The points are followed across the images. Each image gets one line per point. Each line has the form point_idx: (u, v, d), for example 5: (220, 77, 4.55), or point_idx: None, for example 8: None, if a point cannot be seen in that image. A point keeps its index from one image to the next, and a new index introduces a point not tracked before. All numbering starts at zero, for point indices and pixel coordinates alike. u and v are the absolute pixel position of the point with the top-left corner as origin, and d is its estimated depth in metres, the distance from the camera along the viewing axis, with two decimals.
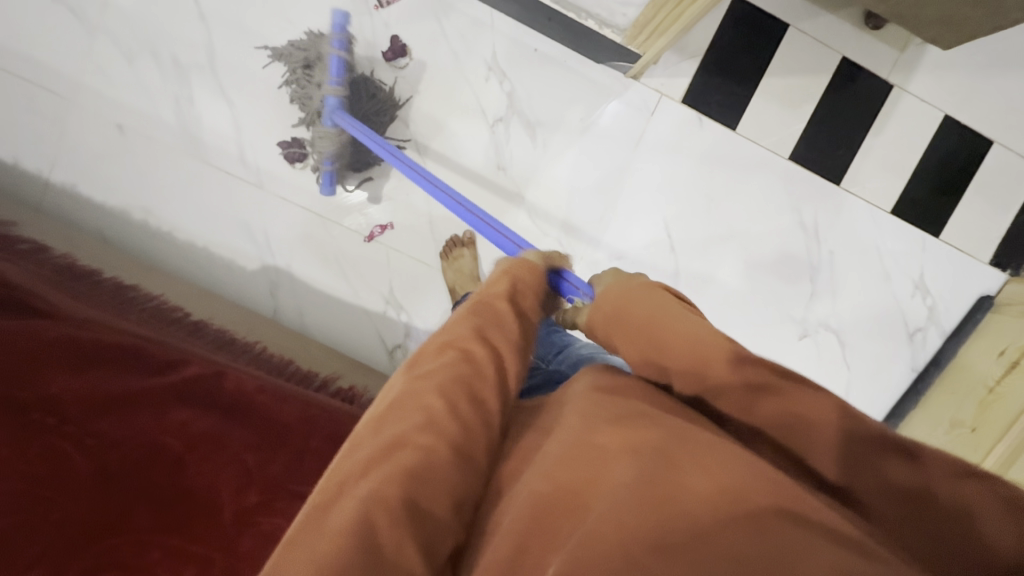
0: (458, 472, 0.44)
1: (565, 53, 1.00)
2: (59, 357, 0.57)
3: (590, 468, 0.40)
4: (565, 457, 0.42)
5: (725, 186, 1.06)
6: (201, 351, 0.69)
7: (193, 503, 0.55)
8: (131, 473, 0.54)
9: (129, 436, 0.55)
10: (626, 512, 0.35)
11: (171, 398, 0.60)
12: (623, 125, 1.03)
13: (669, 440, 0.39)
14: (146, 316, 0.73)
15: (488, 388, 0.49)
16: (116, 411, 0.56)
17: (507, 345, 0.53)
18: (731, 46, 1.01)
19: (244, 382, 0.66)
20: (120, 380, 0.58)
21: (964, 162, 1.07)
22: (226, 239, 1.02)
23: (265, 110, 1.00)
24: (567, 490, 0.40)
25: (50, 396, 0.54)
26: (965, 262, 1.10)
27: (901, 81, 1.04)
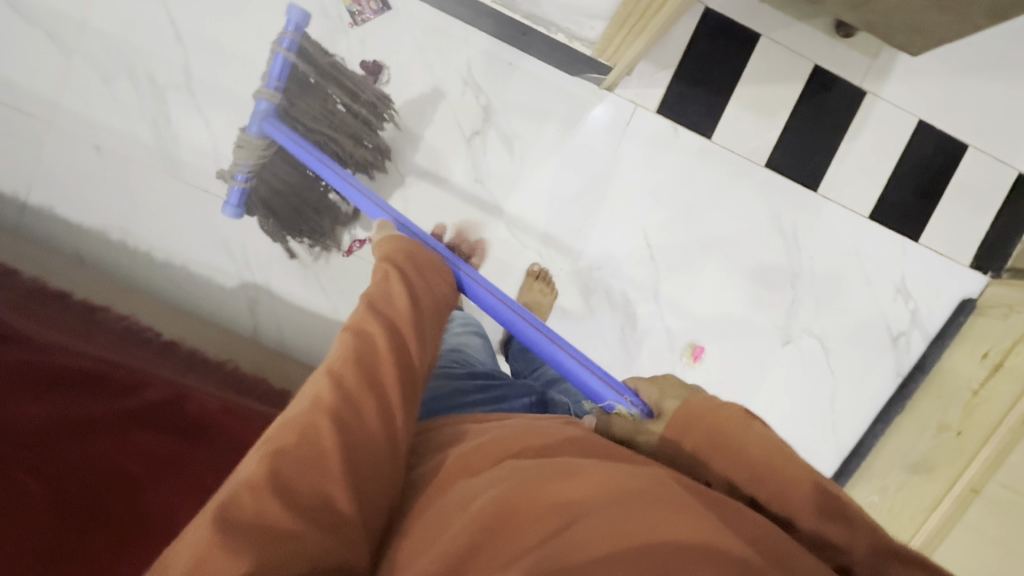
0: (352, 440, 0.46)
1: (540, 67, 1.00)
2: (17, 383, 0.56)
3: (560, 483, 0.43)
4: (542, 471, 0.45)
5: (703, 196, 1.06)
6: (164, 372, 0.69)
7: (150, 530, 0.54)
8: (89, 499, 0.53)
9: (87, 463, 0.55)
10: (593, 531, 0.38)
11: (131, 425, 0.60)
12: (600, 137, 1.03)
13: (641, 478, 0.43)
14: (111, 336, 0.72)
15: (386, 365, 0.52)
16: (74, 436, 0.56)
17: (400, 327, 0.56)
18: (704, 56, 1.02)
19: (207, 403, 0.67)
20: (81, 407, 0.58)
21: (940, 167, 1.07)
22: (204, 257, 1.01)
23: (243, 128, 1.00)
24: (529, 502, 0.42)
25: (5, 422, 0.53)
26: (945, 265, 1.10)
27: (874, 87, 1.05)
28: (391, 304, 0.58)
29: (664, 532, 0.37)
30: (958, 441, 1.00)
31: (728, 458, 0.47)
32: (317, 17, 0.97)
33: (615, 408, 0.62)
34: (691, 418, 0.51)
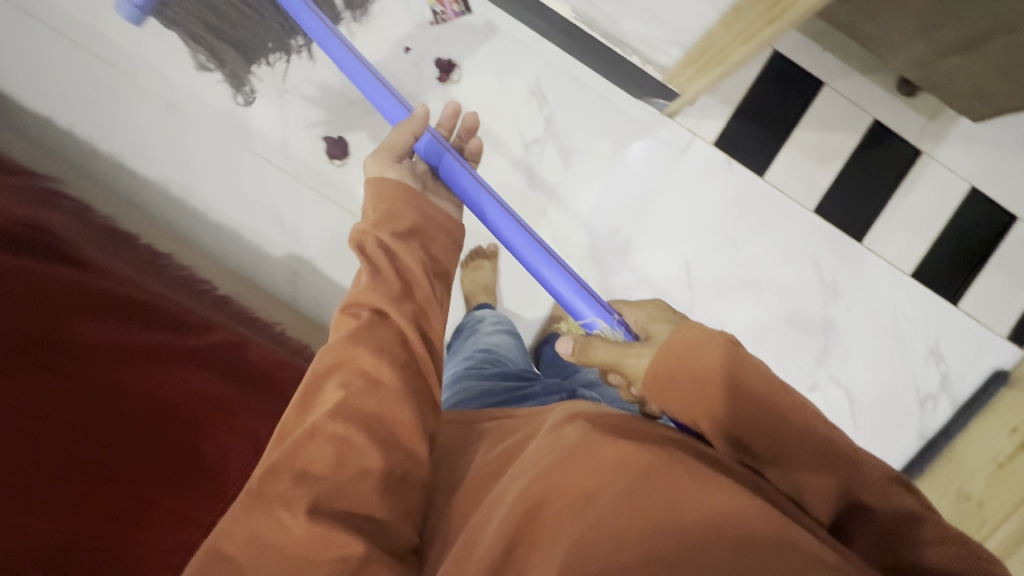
0: (339, 468, 0.52)
1: (605, 85, 1.03)
2: (87, 306, 0.58)
3: (583, 470, 0.46)
4: (555, 468, 0.48)
5: (748, 232, 1.07)
6: (222, 319, 0.71)
7: (199, 466, 0.55)
8: (145, 427, 0.54)
9: (146, 388, 0.56)
10: (615, 524, 0.42)
11: (190, 360, 0.61)
12: (654, 161, 1.05)
13: (649, 465, 0.45)
14: (169, 281, 0.73)
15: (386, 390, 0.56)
16: (137, 362, 0.57)
17: (384, 346, 0.58)
18: (766, 97, 1.04)
19: (265, 354, 0.69)
20: (144, 335, 0.60)
21: (987, 234, 1.08)
22: (256, 224, 1.04)
23: (315, 106, 1.04)
24: (561, 491, 0.46)
25: (74, 339, 0.55)
26: (980, 333, 1.10)
27: (929, 148, 1.06)
28: (359, 327, 0.59)
29: (678, 536, 0.41)
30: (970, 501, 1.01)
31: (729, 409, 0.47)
32: (400, 13, 1.02)
33: (597, 324, 0.64)
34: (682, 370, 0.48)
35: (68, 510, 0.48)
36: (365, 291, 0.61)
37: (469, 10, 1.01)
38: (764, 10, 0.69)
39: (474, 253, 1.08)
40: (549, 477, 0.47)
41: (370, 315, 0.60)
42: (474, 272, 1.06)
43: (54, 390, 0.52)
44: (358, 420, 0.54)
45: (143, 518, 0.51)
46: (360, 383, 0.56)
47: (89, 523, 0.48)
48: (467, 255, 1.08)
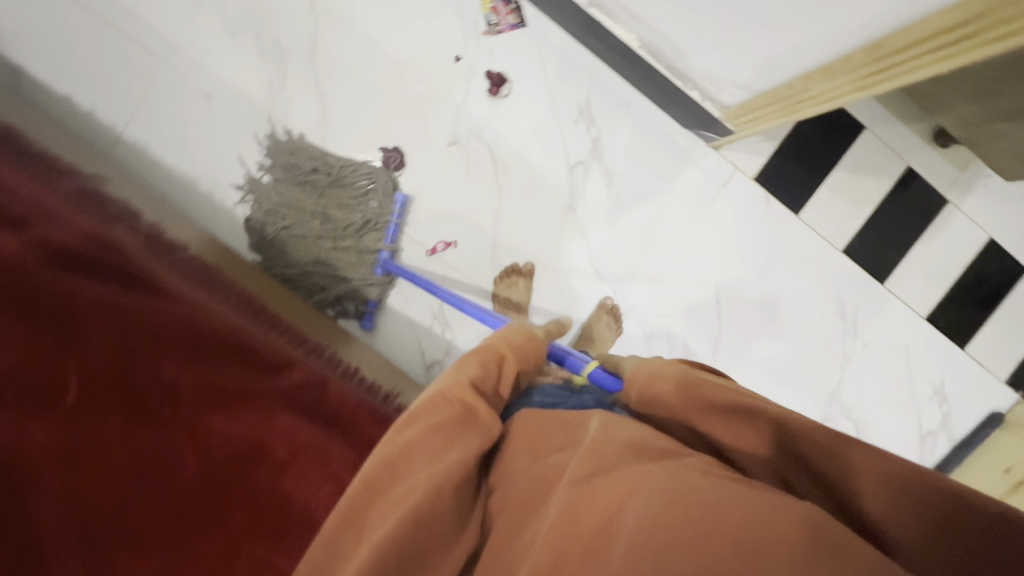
0: (394, 499, 0.47)
1: (655, 113, 1.03)
2: (173, 345, 0.53)
3: (613, 486, 0.43)
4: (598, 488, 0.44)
5: (779, 266, 1.09)
6: (298, 354, 0.66)
7: (288, 515, 0.50)
8: (235, 476, 0.49)
9: (240, 436, 0.51)
10: (658, 519, 0.38)
11: (280, 405, 0.57)
12: (697, 191, 1.06)
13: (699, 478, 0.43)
14: (232, 300, 0.68)
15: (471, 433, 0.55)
16: (228, 410, 0.52)
17: (459, 419, 0.55)
18: (809, 137, 1.05)
19: (346, 399, 0.65)
20: (235, 377, 0.55)
21: (999, 285, 1.12)
22: None
23: (357, 108, 1.00)
24: (591, 505, 0.42)
25: (164, 383, 0.50)
26: (981, 377, 1.16)
27: (955, 198, 1.09)
28: (441, 418, 0.54)
29: (739, 536, 0.36)
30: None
31: (676, 393, 0.59)
32: (454, 20, 0.99)
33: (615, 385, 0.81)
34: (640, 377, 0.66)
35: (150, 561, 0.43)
36: (461, 388, 0.58)
37: (525, 24, 0.99)
38: (852, 80, 0.68)
39: (509, 270, 1.05)
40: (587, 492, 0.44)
41: (461, 412, 0.56)
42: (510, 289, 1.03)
43: (137, 433, 0.47)
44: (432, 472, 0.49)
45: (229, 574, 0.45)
46: (438, 446, 0.52)
47: None
48: (501, 272, 1.05)
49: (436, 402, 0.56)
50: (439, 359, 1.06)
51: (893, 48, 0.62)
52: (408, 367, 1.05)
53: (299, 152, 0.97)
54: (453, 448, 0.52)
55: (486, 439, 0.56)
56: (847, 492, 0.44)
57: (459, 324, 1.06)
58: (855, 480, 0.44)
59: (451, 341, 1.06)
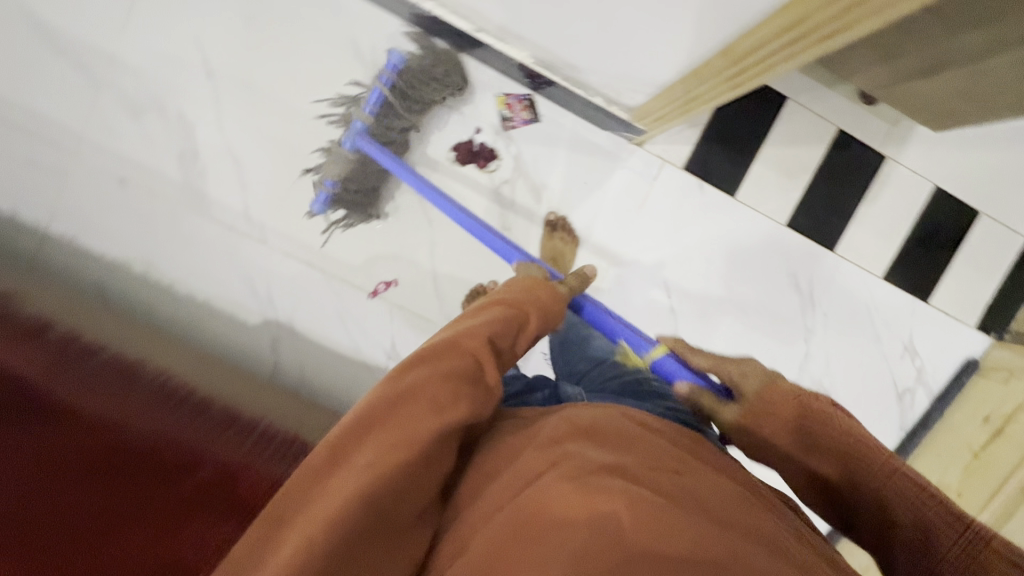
0: (385, 444, 0.48)
1: (568, 118, 1.02)
2: (71, 467, 0.54)
3: (587, 479, 0.45)
4: (561, 476, 0.47)
5: (726, 251, 1.08)
6: (217, 438, 0.67)
7: None
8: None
9: (132, 554, 0.51)
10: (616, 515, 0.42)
11: (183, 511, 0.56)
12: (627, 190, 1.05)
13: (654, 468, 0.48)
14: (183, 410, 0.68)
15: (487, 368, 0.55)
16: (116, 533, 0.52)
17: (482, 344, 0.56)
18: (732, 116, 1.03)
19: (261, 484, 0.63)
20: (133, 495, 0.55)
21: (952, 231, 1.10)
22: (229, 294, 1.02)
23: (273, 167, 1.00)
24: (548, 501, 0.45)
25: (56, 514, 0.51)
26: (951, 326, 1.14)
27: (893, 153, 1.07)
28: (466, 337, 0.56)
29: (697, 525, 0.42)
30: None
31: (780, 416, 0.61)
32: (352, 61, 0.98)
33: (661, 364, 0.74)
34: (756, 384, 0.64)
35: None
36: (479, 339, 0.56)
37: (539, 118, 1.01)
38: (723, 83, 0.71)
39: (475, 293, 1.03)
40: (537, 489, 0.47)
41: (473, 363, 0.54)
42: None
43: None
44: (435, 423, 0.49)
45: None
46: (444, 394, 0.51)
47: None
48: (468, 295, 1.03)
49: (456, 346, 0.55)
50: None
51: (746, 50, 0.64)
52: None
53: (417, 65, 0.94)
54: (463, 397, 0.52)
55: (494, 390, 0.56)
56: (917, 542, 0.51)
57: None
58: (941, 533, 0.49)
59: None
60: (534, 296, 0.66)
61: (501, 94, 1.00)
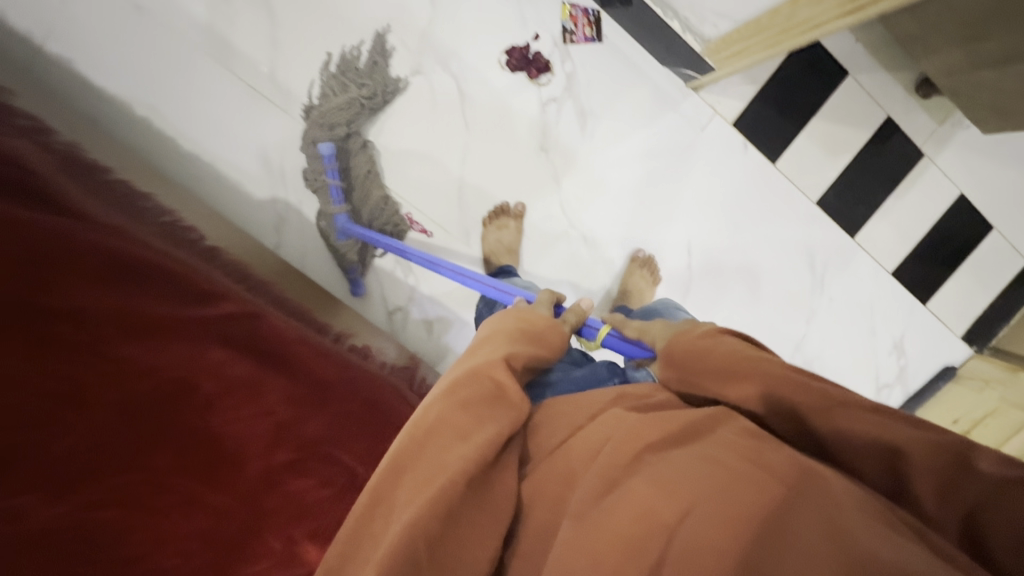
0: (420, 478, 0.45)
1: (629, 45, 0.97)
2: (89, 264, 0.50)
3: (673, 480, 0.42)
4: (635, 484, 0.44)
5: (752, 216, 1.07)
6: (234, 286, 0.64)
7: (219, 449, 0.50)
8: (153, 408, 0.48)
9: (165, 363, 0.50)
10: (704, 525, 0.38)
11: (208, 335, 0.55)
12: (672, 135, 1.01)
13: (726, 455, 0.44)
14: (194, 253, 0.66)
15: (510, 385, 0.54)
16: (152, 335, 0.51)
17: (494, 369, 0.55)
18: (792, 81, 1.01)
19: (283, 330, 0.63)
20: (161, 302, 0.53)
21: (965, 242, 1.13)
22: (238, 162, 0.94)
23: (309, 31, 0.91)
24: (635, 516, 0.40)
25: (77, 303, 0.48)
26: (940, 333, 1.18)
27: (931, 152, 1.08)
28: (481, 363, 0.55)
29: (783, 506, 0.38)
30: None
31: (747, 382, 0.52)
32: None
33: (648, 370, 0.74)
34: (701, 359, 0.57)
35: (33, 512, 0.40)
36: (494, 368, 0.54)
37: (601, 39, 0.96)
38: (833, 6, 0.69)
39: (498, 212, 1.00)
40: (613, 501, 0.43)
41: (492, 390, 0.52)
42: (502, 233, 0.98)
43: (36, 426, 0.42)
44: (464, 447, 0.46)
45: (160, 505, 0.45)
46: (468, 423, 0.49)
47: (76, 533, 0.41)
48: (490, 213, 1.00)
49: (470, 378, 0.53)
50: (401, 306, 1.04)
51: None
52: (370, 313, 1.02)
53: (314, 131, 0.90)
54: (491, 418, 0.50)
55: (520, 411, 0.53)
56: (983, 526, 0.38)
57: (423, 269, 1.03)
58: (1017, 503, 0.37)
59: (414, 288, 1.03)
60: (534, 324, 0.66)
61: (568, 3, 0.94)
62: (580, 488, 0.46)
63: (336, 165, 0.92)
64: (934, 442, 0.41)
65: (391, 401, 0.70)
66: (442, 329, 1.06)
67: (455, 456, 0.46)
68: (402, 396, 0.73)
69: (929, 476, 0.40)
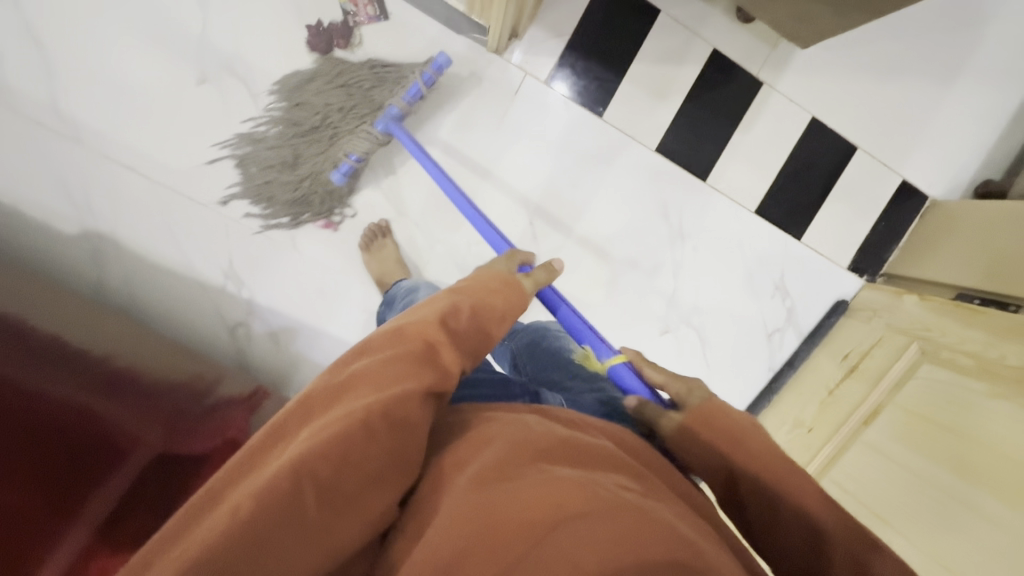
0: (315, 424, 0.45)
1: (420, 21, 0.94)
2: None
3: (564, 490, 0.43)
4: (530, 484, 0.44)
5: (589, 172, 1.03)
6: None
7: None
8: None
9: None
10: (580, 546, 0.38)
11: None
12: (485, 101, 0.98)
13: (630, 496, 0.44)
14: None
15: (445, 351, 0.52)
16: None
17: (428, 324, 0.53)
18: (601, 27, 0.96)
19: None
20: None
21: (830, 166, 1.07)
22: (39, 196, 0.92)
23: (86, 58, 0.90)
24: (530, 515, 0.41)
25: None
26: (826, 266, 1.11)
27: (771, 78, 1.02)
28: (428, 312, 0.55)
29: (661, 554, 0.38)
30: (954, 486, 0.77)
31: (714, 430, 0.58)
32: None
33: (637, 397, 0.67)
34: (711, 417, 0.59)
35: None
36: (431, 327, 0.53)
37: (385, 16, 0.93)
38: None
39: (372, 235, 0.99)
40: (510, 491, 0.44)
41: (421, 348, 0.50)
42: (379, 254, 0.97)
43: None
44: (370, 398, 0.45)
45: None
46: (386, 376, 0.47)
47: None
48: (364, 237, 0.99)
49: (400, 335, 0.52)
50: (242, 320, 1.00)
51: None
52: (209, 333, 0.99)
53: (316, 99, 0.93)
54: (410, 376, 0.48)
55: (445, 377, 0.50)
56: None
57: (256, 280, 0.99)
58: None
59: (251, 300, 0.99)
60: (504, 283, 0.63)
61: None
62: (465, 477, 0.47)
63: (314, 100, 0.93)
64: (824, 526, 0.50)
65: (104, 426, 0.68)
66: (290, 339, 1.02)
67: (361, 402, 0.45)
68: (129, 424, 0.69)
69: (807, 541, 0.50)
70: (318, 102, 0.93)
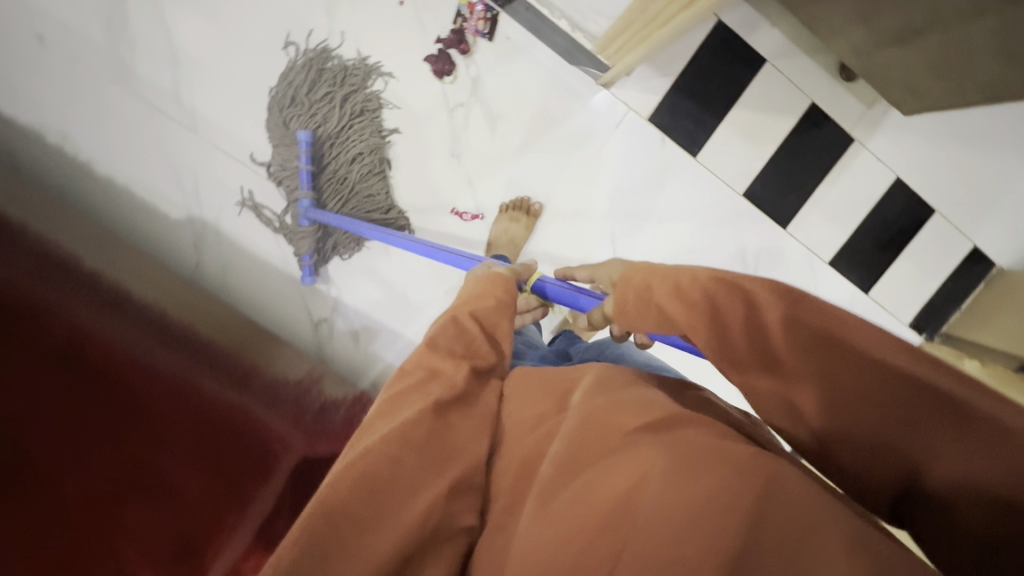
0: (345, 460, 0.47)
1: (535, 47, 0.96)
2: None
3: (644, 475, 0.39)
4: (618, 465, 0.41)
5: (675, 209, 1.05)
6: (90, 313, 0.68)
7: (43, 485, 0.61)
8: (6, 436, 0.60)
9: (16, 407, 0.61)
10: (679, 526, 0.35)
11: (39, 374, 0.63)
12: (587, 131, 1.00)
13: (740, 460, 0.38)
14: (76, 284, 0.69)
15: (447, 366, 0.54)
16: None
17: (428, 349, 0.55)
18: (707, 71, 0.98)
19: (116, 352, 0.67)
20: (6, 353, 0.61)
21: (906, 225, 1.10)
22: (150, 180, 0.95)
23: (210, 52, 0.92)
24: (618, 507, 0.38)
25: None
26: (887, 321, 1.15)
27: (862, 135, 1.04)
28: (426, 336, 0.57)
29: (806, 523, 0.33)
30: None
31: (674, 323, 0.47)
32: None
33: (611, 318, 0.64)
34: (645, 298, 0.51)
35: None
36: (425, 353, 0.55)
37: (492, 36, 0.95)
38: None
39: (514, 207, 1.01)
40: (582, 485, 0.41)
41: (422, 374, 0.53)
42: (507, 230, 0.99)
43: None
44: (392, 426, 0.47)
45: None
46: (393, 404, 0.50)
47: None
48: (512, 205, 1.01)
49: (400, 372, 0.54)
50: (327, 317, 1.03)
51: None
52: (296, 328, 1.03)
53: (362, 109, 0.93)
54: (409, 400, 0.50)
55: (452, 387, 0.52)
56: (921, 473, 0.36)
57: (345, 280, 1.03)
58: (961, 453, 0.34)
59: (338, 299, 1.03)
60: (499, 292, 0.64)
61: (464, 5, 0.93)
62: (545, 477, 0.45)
63: (352, 99, 0.93)
64: (911, 382, 0.36)
65: (245, 423, 0.71)
66: (369, 338, 1.05)
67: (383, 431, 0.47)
68: (266, 419, 0.73)
69: (868, 426, 0.37)
70: (334, 117, 0.91)
